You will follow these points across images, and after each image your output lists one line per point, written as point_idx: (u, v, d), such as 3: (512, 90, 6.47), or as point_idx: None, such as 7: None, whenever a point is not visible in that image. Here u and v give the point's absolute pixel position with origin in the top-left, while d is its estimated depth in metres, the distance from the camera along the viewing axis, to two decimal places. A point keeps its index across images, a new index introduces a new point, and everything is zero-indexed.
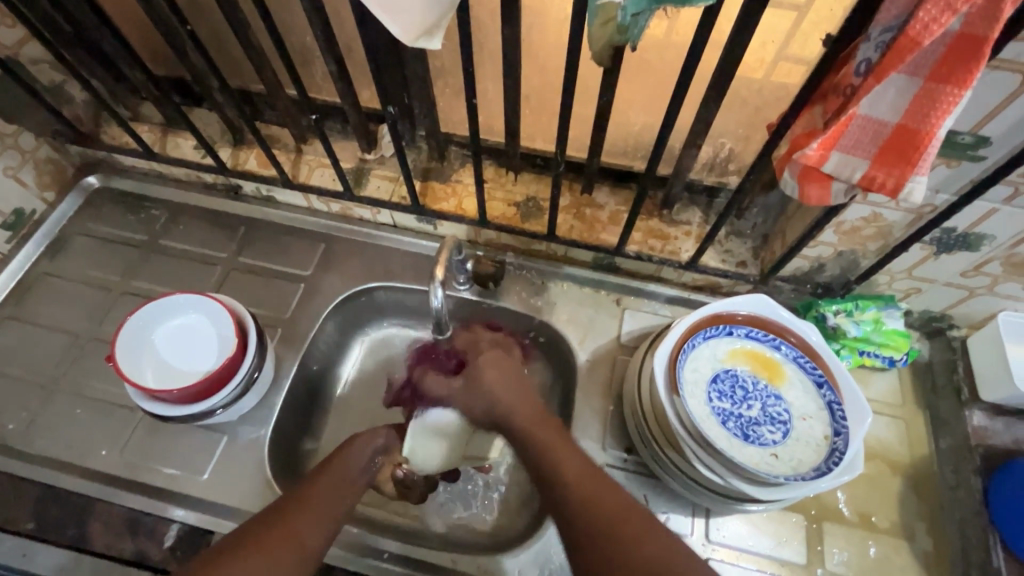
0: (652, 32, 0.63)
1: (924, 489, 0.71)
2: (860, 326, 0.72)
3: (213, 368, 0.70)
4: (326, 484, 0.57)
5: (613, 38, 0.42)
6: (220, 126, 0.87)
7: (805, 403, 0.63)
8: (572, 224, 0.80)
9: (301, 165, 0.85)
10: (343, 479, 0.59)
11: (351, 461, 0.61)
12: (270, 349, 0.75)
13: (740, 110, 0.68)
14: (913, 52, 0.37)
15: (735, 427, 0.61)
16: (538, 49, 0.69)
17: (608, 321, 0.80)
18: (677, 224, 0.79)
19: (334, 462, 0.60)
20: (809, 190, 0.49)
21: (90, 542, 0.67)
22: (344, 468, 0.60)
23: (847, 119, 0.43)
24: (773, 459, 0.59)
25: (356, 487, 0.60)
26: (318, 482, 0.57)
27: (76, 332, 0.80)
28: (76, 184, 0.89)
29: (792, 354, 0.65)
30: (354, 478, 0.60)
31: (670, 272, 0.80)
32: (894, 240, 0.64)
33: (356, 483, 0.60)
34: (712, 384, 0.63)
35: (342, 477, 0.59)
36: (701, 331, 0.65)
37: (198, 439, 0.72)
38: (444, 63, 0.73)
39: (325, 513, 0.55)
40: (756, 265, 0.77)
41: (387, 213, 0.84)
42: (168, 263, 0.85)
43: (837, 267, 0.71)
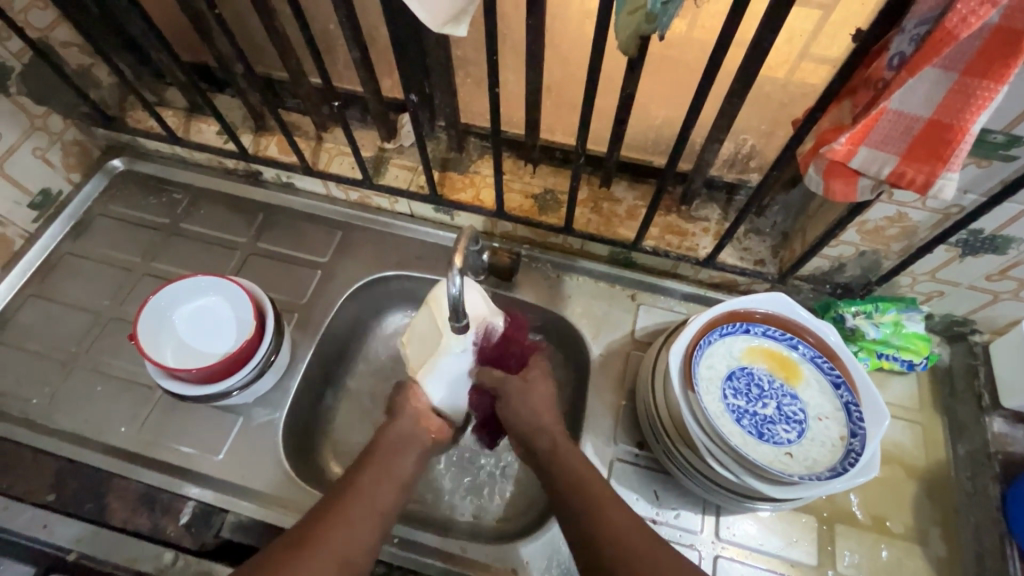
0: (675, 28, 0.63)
1: (940, 495, 0.70)
2: (879, 328, 0.71)
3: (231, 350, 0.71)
4: (373, 490, 0.60)
5: (641, 27, 0.42)
6: (241, 112, 0.88)
7: (821, 403, 0.62)
8: (589, 218, 0.80)
9: (321, 153, 0.85)
10: (383, 476, 0.61)
11: (389, 451, 0.63)
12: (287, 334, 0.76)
13: (762, 105, 0.67)
14: (949, 45, 0.36)
15: (749, 425, 0.60)
16: (561, 41, 0.68)
17: (623, 316, 0.80)
18: (695, 221, 0.79)
19: (379, 462, 0.62)
20: (836, 187, 0.48)
21: (108, 516, 0.68)
22: (385, 468, 0.62)
23: (877, 113, 0.42)
24: (788, 458, 0.59)
25: (398, 485, 0.62)
26: (363, 485, 0.60)
27: (98, 311, 0.81)
28: (101, 166, 0.91)
29: (809, 354, 0.64)
30: (395, 479, 0.62)
31: (687, 268, 0.79)
32: (918, 240, 0.63)
33: (397, 481, 0.62)
34: (727, 381, 0.63)
35: (378, 472, 0.61)
36: (717, 328, 0.64)
37: (214, 419, 0.73)
38: (465, 53, 0.73)
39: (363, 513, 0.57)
40: (774, 264, 0.76)
41: (405, 202, 0.85)
42: (188, 246, 0.86)
43: (858, 267, 0.70)
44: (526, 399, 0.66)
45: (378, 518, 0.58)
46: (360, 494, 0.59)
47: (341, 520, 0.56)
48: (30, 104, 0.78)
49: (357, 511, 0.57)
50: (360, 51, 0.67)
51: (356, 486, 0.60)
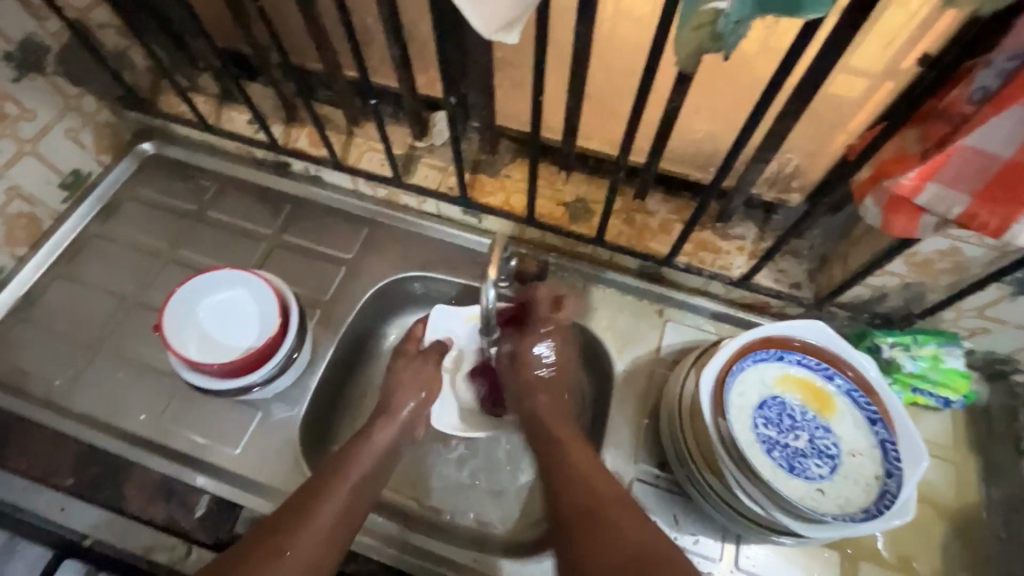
0: (743, 46, 0.59)
1: (972, 539, 0.67)
2: (917, 362, 0.68)
3: (254, 346, 0.71)
4: (348, 491, 0.59)
5: (705, 44, 0.40)
6: (274, 101, 0.87)
7: (855, 439, 0.60)
8: (621, 229, 0.78)
9: (351, 148, 0.84)
10: (352, 476, 0.61)
11: (377, 449, 0.64)
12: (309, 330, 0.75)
13: (814, 125, 0.64)
14: None
15: (781, 457, 0.58)
16: (607, 48, 0.66)
17: (649, 331, 0.78)
18: (730, 239, 0.77)
19: (358, 460, 0.62)
20: (898, 224, 0.47)
21: (125, 503, 0.68)
22: (364, 467, 0.62)
23: (952, 150, 0.41)
24: (819, 495, 0.57)
25: (374, 483, 0.62)
26: (340, 488, 0.59)
27: (122, 295, 0.81)
28: (130, 148, 0.90)
29: (845, 387, 0.62)
30: (373, 478, 0.62)
31: (719, 287, 0.77)
32: (969, 276, 0.60)
33: (371, 483, 0.62)
34: (759, 410, 0.61)
35: (350, 474, 0.61)
36: (751, 353, 0.62)
37: (234, 413, 0.73)
38: (506, 55, 0.70)
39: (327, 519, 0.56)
40: (810, 288, 0.74)
41: (433, 202, 0.84)
42: (215, 235, 0.85)
43: (901, 298, 0.67)
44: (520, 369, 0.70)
45: (349, 517, 0.58)
46: (332, 493, 0.58)
47: (310, 523, 0.55)
48: (65, 84, 0.77)
49: (328, 512, 0.57)
50: (399, 47, 0.66)
51: (333, 482, 0.59)
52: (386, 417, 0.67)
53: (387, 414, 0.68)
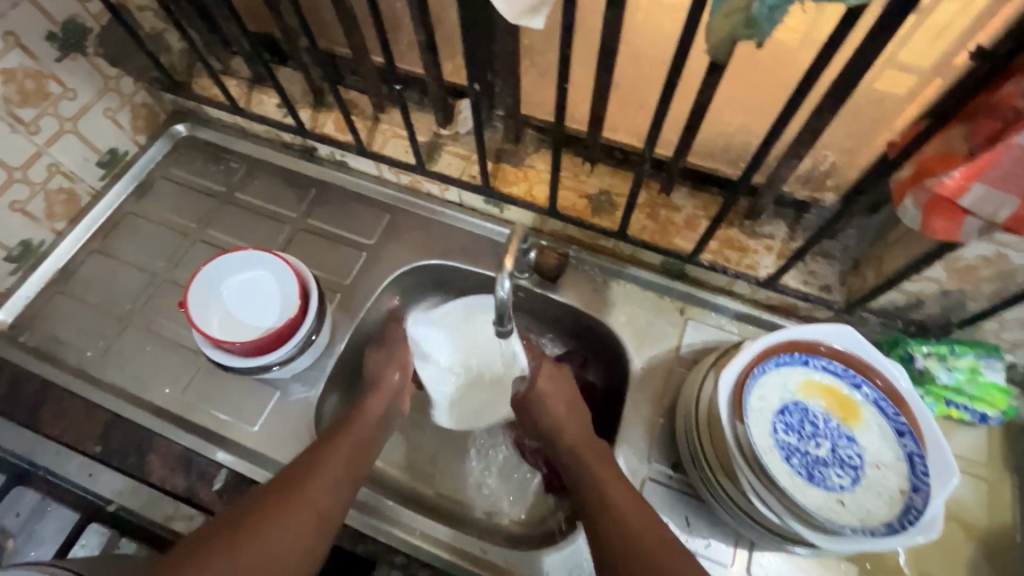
0: (780, 35, 0.56)
1: (1002, 562, 0.64)
2: (952, 373, 0.65)
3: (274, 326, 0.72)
4: (349, 451, 0.61)
5: (737, 31, 0.38)
6: (302, 86, 0.88)
7: (881, 450, 0.57)
8: (645, 224, 0.76)
9: (376, 134, 0.85)
10: (355, 436, 0.63)
11: (372, 415, 0.67)
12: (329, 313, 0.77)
13: (853, 121, 0.61)
14: None
15: (800, 465, 0.56)
16: (636, 36, 0.64)
17: (669, 329, 0.77)
18: (758, 237, 0.74)
19: (354, 427, 0.64)
20: (942, 228, 0.44)
21: (147, 473, 0.69)
22: (360, 433, 0.64)
23: (1004, 148, 0.38)
24: (839, 506, 0.55)
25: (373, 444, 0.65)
26: (340, 449, 0.61)
27: (152, 272, 0.83)
28: (165, 129, 0.92)
29: (873, 396, 0.59)
30: (369, 444, 0.64)
31: (744, 287, 0.75)
32: (1015, 285, 0.56)
33: (370, 444, 0.64)
34: (779, 415, 0.59)
35: (354, 435, 0.63)
36: (774, 356, 0.60)
37: (254, 391, 0.74)
38: (534, 41, 0.69)
39: (337, 475, 0.58)
40: (841, 291, 0.71)
41: (455, 191, 0.83)
42: (241, 216, 0.87)
43: (939, 306, 0.64)
44: (551, 403, 0.69)
45: (351, 475, 0.59)
46: (339, 451, 0.60)
47: (319, 474, 0.57)
48: (104, 65, 0.80)
49: (336, 469, 0.58)
50: (426, 31, 0.65)
51: (333, 443, 0.61)
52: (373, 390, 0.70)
53: (378, 387, 0.70)
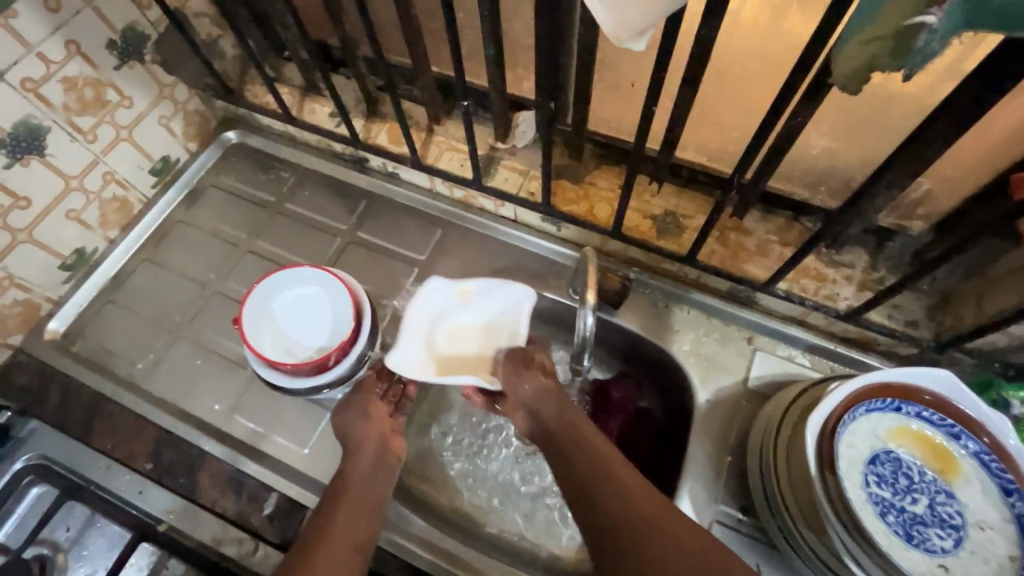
0: None
1: None
2: None
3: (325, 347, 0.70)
4: (354, 504, 0.59)
5: (879, 59, 0.35)
6: (355, 95, 0.86)
7: (985, 509, 0.53)
8: (713, 248, 0.72)
9: (430, 146, 0.82)
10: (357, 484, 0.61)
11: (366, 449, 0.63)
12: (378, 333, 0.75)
13: (959, 148, 0.56)
14: None
15: (896, 523, 0.52)
16: (721, 53, 0.60)
17: (736, 360, 0.73)
18: (837, 266, 0.70)
19: (348, 491, 0.60)
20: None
21: (198, 493, 0.68)
22: (357, 493, 0.60)
23: None
24: (941, 571, 0.50)
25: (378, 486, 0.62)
26: (338, 515, 0.57)
27: (202, 283, 0.82)
28: (216, 137, 0.91)
29: (974, 449, 0.54)
30: (372, 501, 0.60)
31: (819, 318, 0.70)
32: None
33: (376, 489, 0.61)
34: (871, 466, 0.54)
35: (356, 486, 0.60)
36: (864, 402, 0.56)
37: (304, 411, 0.72)
38: (606, 55, 0.65)
39: (347, 535, 0.56)
40: (929, 328, 0.66)
41: (511, 207, 0.80)
42: (291, 227, 0.86)
43: None
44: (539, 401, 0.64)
45: (357, 543, 0.56)
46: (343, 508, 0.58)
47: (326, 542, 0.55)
48: (161, 73, 0.79)
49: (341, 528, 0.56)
50: (495, 46, 0.62)
51: (327, 514, 0.58)
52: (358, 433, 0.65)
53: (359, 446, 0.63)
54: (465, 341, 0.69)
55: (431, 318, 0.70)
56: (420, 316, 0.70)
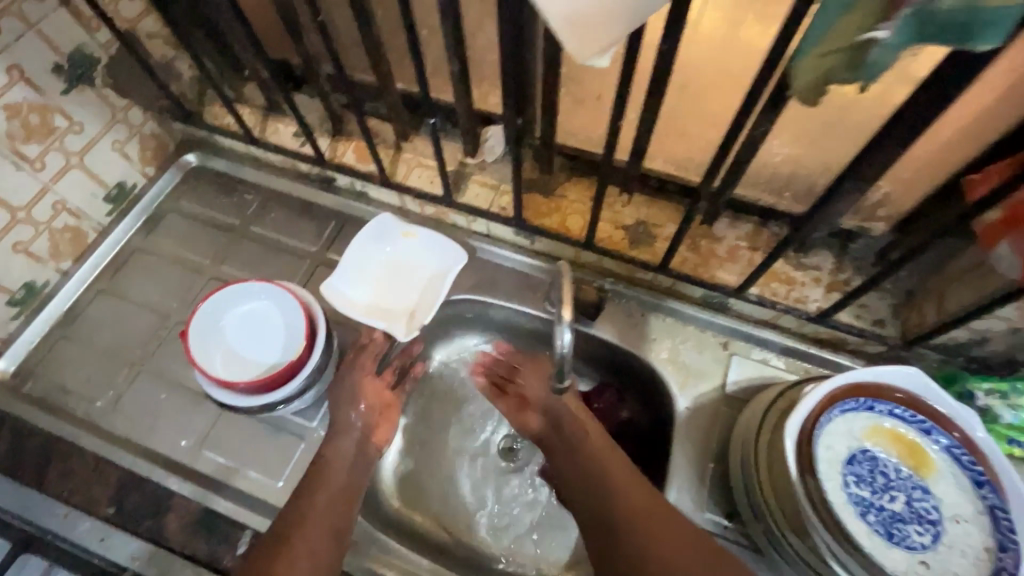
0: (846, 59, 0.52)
1: None
2: (1017, 413, 0.61)
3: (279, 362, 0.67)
4: (325, 498, 0.59)
5: (834, 72, 0.36)
6: (320, 114, 0.85)
7: (959, 503, 0.54)
8: (686, 256, 0.73)
9: (399, 164, 0.81)
10: (332, 480, 0.61)
11: (348, 451, 0.63)
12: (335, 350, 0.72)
13: (915, 152, 0.57)
14: None
15: (876, 522, 0.53)
16: (682, 64, 0.60)
17: (712, 366, 0.73)
18: (805, 269, 0.71)
19: (325, 480, 0.60)
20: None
21: (166, 537, 0.65)
22: (334, 485, 0.60)
23: None
24: (922, 567, 0.51)
25: (354, 486, 0.62)
26: (317, 502, 0.58)
27: (164, 313, 0.79)
28: (174, 159, 0.88)
29: (946, 445, 0.56)
30: (348, 488, 0.61)
31: (791, 320, 0.72)
32: None
33: (352, 491, 0.61)
34: (849, 466, 0.55)
35: (335, 483, 0.61)
36: (839, 403, 0.56)
37: (278, 441, 0.70)
38: (570, 69, 0.65)
39: (318, 527, 0.57)
40: (895, 326, 0.68)
41: (483, 222, 0.80)
42: (258, 251, 0.83)
43: (1004, 343, 0.61)
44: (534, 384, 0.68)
45: (331, 534, 0.57)
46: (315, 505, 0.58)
47: (300, 539, 0.56)
48: (113, 96, 0.76)
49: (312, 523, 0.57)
50: (460, 62, 0.62)
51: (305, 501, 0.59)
52: (339, 426, 0.65)
53: (339, 430, 0.64)
54: (408, 278, 0.77)
55: (384, 253, 0.78)
56: (374, 247, 0.78)
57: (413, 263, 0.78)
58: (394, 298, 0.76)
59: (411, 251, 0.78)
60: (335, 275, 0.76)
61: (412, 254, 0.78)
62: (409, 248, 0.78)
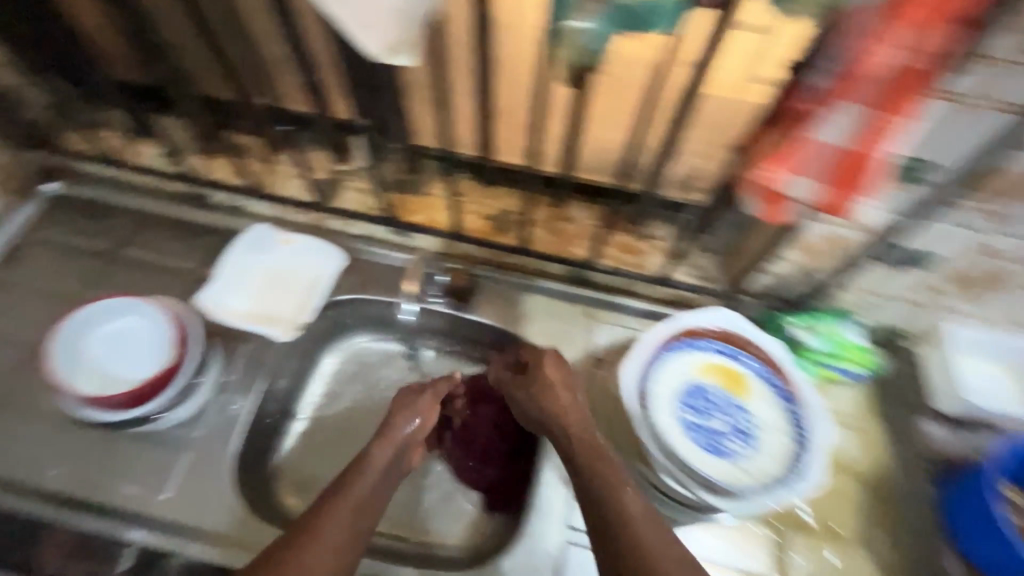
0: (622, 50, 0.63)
1: (885, 501, 0.72)
2: (820, 338, 0.73)
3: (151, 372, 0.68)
4: (346, 511, 0.56)
5: None
6: (188, 134, 0.86)
7: (768, 414, 0.64)
8: (546, 238, 0.81)
9: (273, 175, 0.85)
10: (352, 495, 0.58)
11: (377, 468, 0.61)
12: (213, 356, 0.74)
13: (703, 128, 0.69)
14: (916, 84, 0.41)
15: (702, 439, 0.62)
16: (506, 67, 0.70)
17: (580, 334, 0.80)
18: (647, 239, 0.81)
19: (353, 487, 0.59)
20: (835, 201, 0.48)
21: (39, 567, 0.63)
22: (361, 492, 0.59)
23: (808, 142, 0.47)
24: (739, 471, 0.60)
25: (377, 503, 0.59)
26: (342, 509, 0.56)
27: (28, 345, 0.76)
28: (32, 190, 0.85)
29: (756, 368, 0.66)
30: (373, 502, 0.59)
31: (641, 285, 0.81)
32: (850, 256, 0.65)
33: (370, 503, 0.59)
34: (680, 397, 0.64)
35: (357, 495, 0.58)
36: (667, 345, 0.65)
37: (160, 455, 0.69)
38: (414, 76, 0.73)
39: (328, 542, 0.53)
40: (723, 279, 0.79)
41: (361, 225, 0.84)
42: (131, 273, 0.82)
43: (799, 282, 0.73)
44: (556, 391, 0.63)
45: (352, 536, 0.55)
46: (331, 516, 0.55)
47: (312, 549, 0.52)
48: None
49: (331, 529, 0.54)
50: None
51: (313, 536, 0.53)
52: (385, 435, 0.65)
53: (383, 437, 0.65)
54: (288, 283, 0.79)
55: (260, 263, 0.80)
56: (250, 257, 0.79)
57: (291, 268, 0.80)
58: (274, 305, 0.77)
59: (287, 258, 0.80)
60: (209, 287, 0.76)
61: (290, 260, 0.80)
62: (286, 255, 0.80)
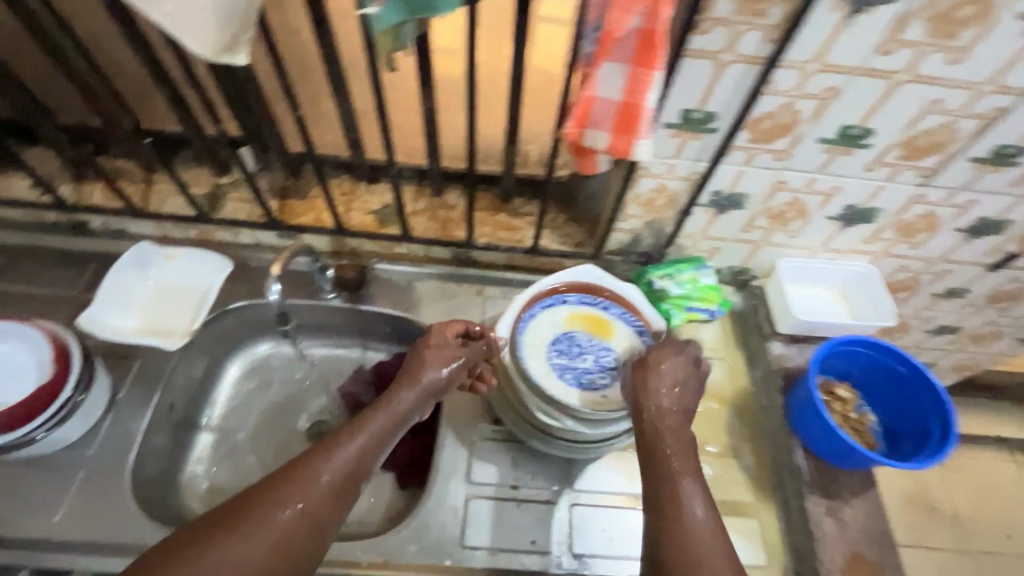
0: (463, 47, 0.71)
1: (748, 417, 0.81)
2: (681, 285, 0.82)
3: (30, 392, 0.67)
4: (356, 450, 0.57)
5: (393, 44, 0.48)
6: (58, 164, 0.86)
7: (631, 350, 0.72)
8: (428, 225, 0.87)
9: (152, 196, 0.85)
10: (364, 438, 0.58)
11: (394, 411, 0.60)
12: (103, 375, 0.73)
13: None
14: (656, 38, 0.47)
15: (572, 377, 0.69)
16: None
17: (470, 310, 0.86)
18: (520, 216, 0.89)
19: (364, 430, 0.58)
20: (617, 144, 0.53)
21: None
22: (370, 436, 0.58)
23: (589, 98, 0.52)
24: (605, 400, 0.68)
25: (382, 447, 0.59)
26: (346, 455, 0.56)
27: None
28: None
29: (618, 313, 0.75)
30: (380, 444, 0.58)
31: (521, 258, 0.88)
32: (681, 206, 0.75)
33: (382, 444, 0.59)
34: (552, 345, 0.71)
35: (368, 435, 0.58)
36: (538, 302, 0.74)
37: (49, 479, 0.69)
38: None
39: (326, 488, 0.54)
40: (591, 244, 0.87)
41: (247, 233, 0.86)
42: (7, 308, 0.80)
43: (651, 236, 0.82)
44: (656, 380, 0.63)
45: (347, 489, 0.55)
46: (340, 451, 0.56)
47: (303, 488, 0.53)
48: None
49: (328, 477, 0.54)
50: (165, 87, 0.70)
51: (312, 481, 0.53)
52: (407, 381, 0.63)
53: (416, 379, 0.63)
54: (176, 296, 0.80)
55: (147, 279, 0.81)
56: (136, 274, 0.80)
57: (179, 282, 0.81)
58: (163, 319, 0.78)
59: (175, 272, 0.82)
60: (93, 305, 0.76)
61: (178, 274, 0.82)
62: (173, 269, 0.82)
